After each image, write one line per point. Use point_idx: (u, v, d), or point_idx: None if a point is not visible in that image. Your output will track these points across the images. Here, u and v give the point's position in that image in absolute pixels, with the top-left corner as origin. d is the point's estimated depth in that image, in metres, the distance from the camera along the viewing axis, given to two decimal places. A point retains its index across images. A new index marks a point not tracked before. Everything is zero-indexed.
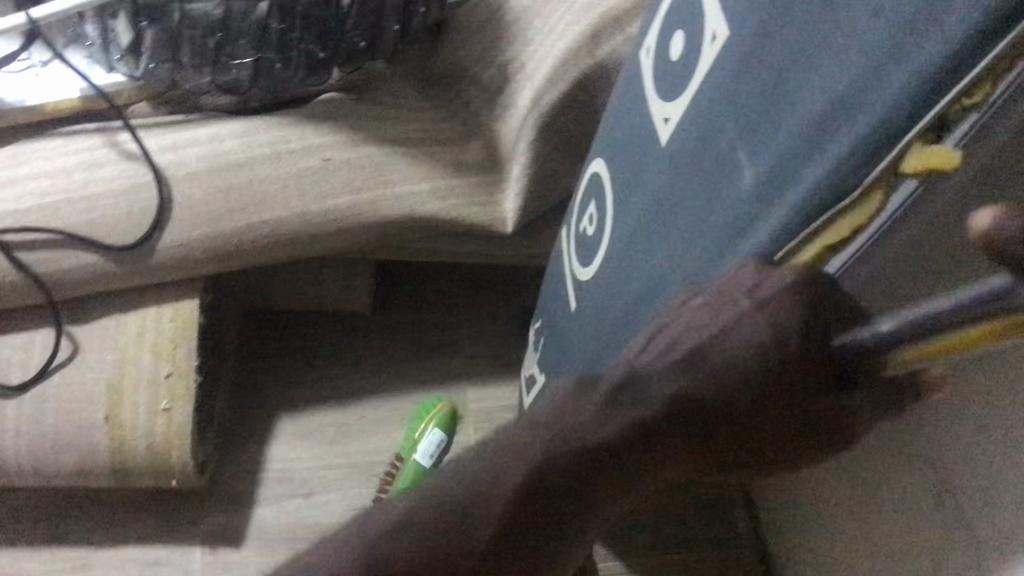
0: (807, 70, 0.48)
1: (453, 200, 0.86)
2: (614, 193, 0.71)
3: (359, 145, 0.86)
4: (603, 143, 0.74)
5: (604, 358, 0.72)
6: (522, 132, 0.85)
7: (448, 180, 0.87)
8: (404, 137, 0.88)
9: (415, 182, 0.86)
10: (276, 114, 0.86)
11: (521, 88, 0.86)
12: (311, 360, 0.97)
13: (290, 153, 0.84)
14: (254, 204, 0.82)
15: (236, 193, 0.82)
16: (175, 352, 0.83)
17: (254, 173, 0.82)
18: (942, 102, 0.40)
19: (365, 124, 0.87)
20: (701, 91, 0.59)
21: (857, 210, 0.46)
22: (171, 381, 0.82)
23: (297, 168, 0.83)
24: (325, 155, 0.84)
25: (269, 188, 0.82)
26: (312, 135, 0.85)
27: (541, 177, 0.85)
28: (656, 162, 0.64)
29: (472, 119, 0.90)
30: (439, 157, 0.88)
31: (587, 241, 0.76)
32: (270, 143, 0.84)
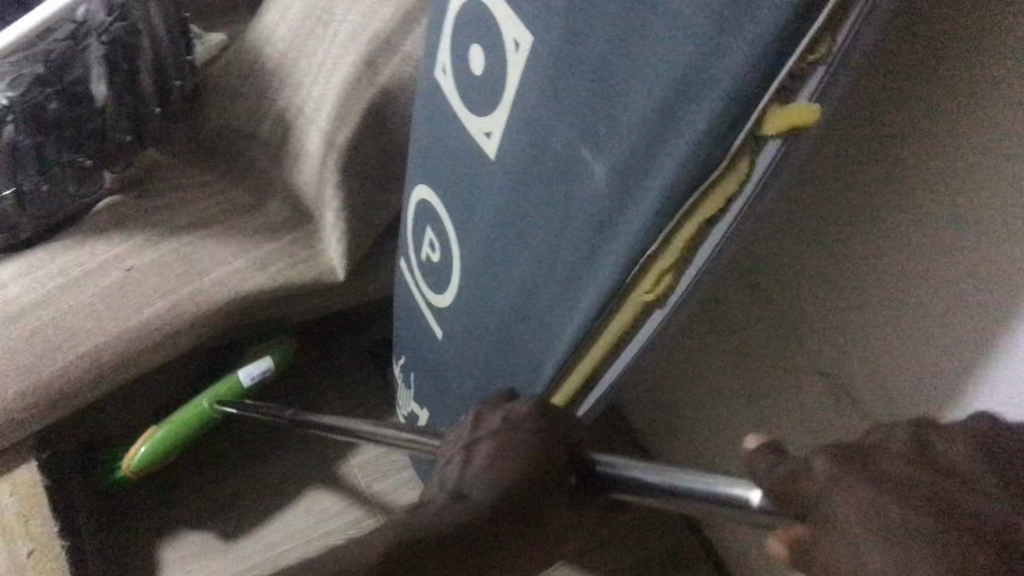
0: (635, 59, 0.48)
1: (275, 267, 0.81)
2: (451, 216, 0.69)
3: (157, 244, 0.79)
4: (422, 170, 0.72)
5: (493, 379, 0.71)
6: (323, 177, 0.80)
7: (263, 251, 0.82)
8: (201, 221, 0.82)
9: (231, 261, 0.80)
10: (56, 240, 0.78)
11: (306, 133, 0.82)
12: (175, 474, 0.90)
13: (86, 275, 0.76)
14: (66, 341, 0.73)
15: (41, 336, 0.73)
16: (27, 527, 0.74)
17: (54, 308, 0.74)
18: (788, 64, 0.41)
19: (157, 220, 0.81)
20: (518, 98, 0.58)
21: (726, 183, 0.47)
22: (35, 557, 0.73)
23: (100, 287, 0.76)
24: (125, 264, 0.77)
25: (75, 320, 0.74)
26: (104, 249, 0.78)
27: (358, 217, 0.82)
28: (492, 177, 0.63)
29: (265, 181, 0.86)
30: (245, 230, 0.83)
31: (436, 269, 0.74)
32: (61, 272, 0.76)
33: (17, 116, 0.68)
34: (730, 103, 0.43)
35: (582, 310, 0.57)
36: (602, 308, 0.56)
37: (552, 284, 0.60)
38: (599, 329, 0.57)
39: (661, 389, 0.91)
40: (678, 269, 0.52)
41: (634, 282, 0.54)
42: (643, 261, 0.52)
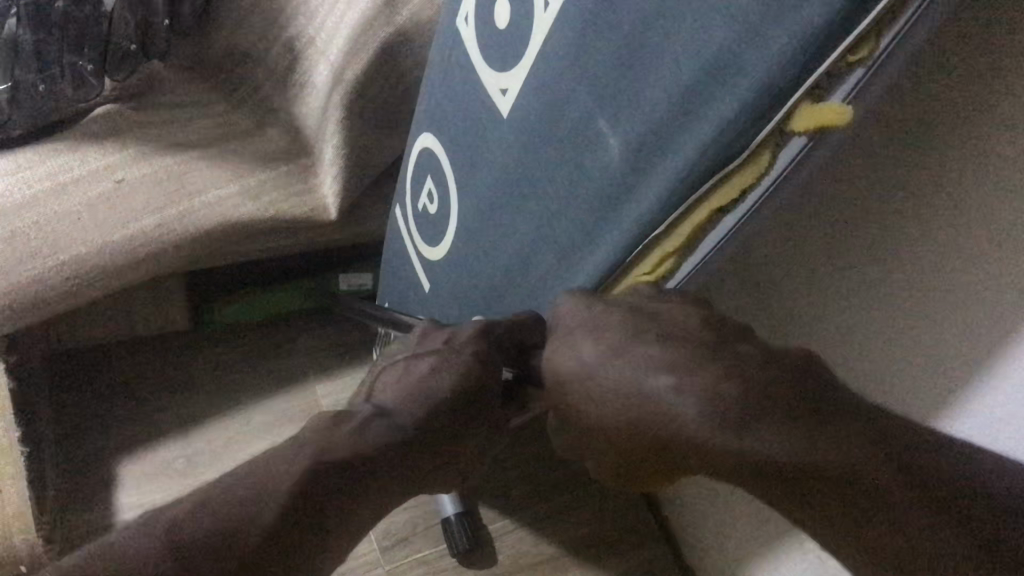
0: (667, 35, 0.47)
1: (267, 197, 0.79)
2: (453, 168, 0.68)
3: (150, 158, 0.78)
4: (429, 118, 0.71)
5: None
6: (327, 113, 0.79)
7: (258, 179, 0.80)
8: (197, 141, 0.80)
9: (222, 186, 0.78)
10: (47, 142, 0.77)
11: (315, 65, 0.80)
12: (140, 392, 0.88)
13: (74, 182, 0.75)
14: (47, 246, 0.72)
15: (22, 239, 0.71)
16: None
17: (40, 212, 0.73)
18: (830, 60, 0.40)
19: (151, 134, 0.80)
20: (538, 58, 0.57)
21: (740, 177, 0.46)
22: None
23: (87, 196, 0.75)
24: (116, 176, 0.76)
25: (59, 225, 0.73)
26: (95, 156, 0.77)
27: (357, 157, 0.80)
28: (500, 133, 0.62)
29: (266, 108, 0.84)
30: (242, 154, 0.81)
31: (430, 220, 0.73)
32: (48, 176, 0.74)
33: (21, 9, 0.67)
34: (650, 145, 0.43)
35: (578, 280, 0.57)
36: (600, 280, 0.55)
37: (549, 250, 0.59)
38: None
39: None
40: (682, 252, 0.51)
41: (636, 260, 0.53)
42: (647, 240, 0.52)
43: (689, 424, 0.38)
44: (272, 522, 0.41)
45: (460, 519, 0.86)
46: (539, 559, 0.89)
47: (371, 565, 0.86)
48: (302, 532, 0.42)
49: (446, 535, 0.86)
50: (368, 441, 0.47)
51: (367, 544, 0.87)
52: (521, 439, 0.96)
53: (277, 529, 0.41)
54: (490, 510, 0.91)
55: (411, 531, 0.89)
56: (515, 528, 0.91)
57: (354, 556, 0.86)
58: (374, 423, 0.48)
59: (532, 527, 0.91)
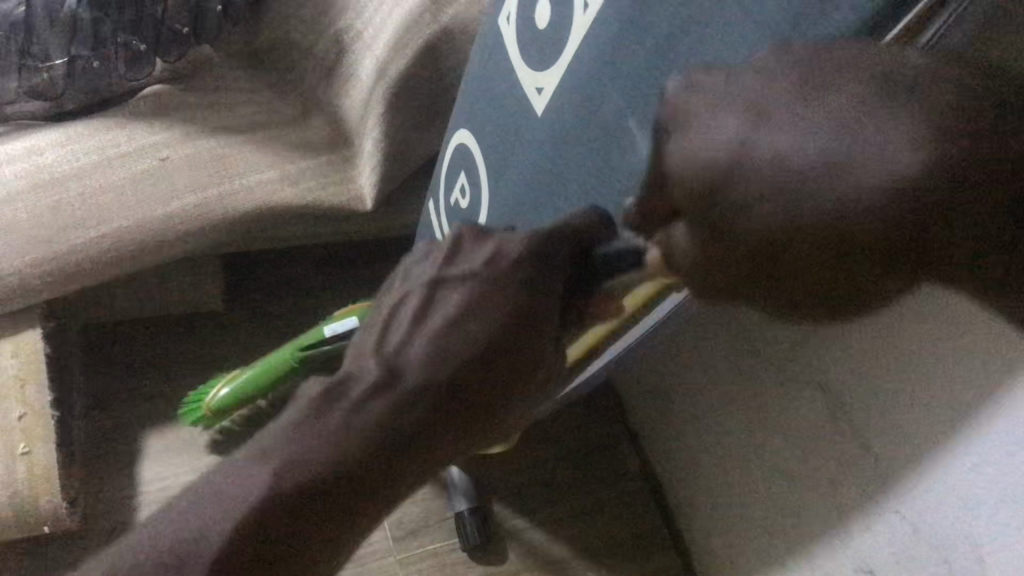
0: None
1: (306, 184, 0.81)
2: (487, 164, 0.70)
3: (195, 138, 0.80)
4: (467, 114, 0.72)
5: None
6: (370, 105, 0.81)
7: (298, 165, 0.82)
8: (242, 124, 0.83)
9: (262, 170, 0.80)
10: (98, 117, 0.79)
11: (361, 57, 0.82)
12: (171, 367, 0.90)
13: (121, 157, 0.77)
14: (91, 218, 0.74)
15: (67, 208, 0.74)
16: (25, 391, 0.76)
17: (86, 184, 0.75)
18: None
19: (199, 114, 0.82)
20: (575, 58, 0.58)
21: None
22: (26, 422, 0.75)
23: (133, 170, 0.77)
24: (161, 154, 0.78)
25: (104, 198, 0.75)
26: (143, 133, 0.79)
27: (396, 150, 0.82)
28: (534, 131, 0.63)
29: (311, 97, 0.86)
30: (284, 140, 0.83)
31: (462, 214, 0.74)
32: (97, 149, 0.77)
33: None
34: (870, 32, 0.34)
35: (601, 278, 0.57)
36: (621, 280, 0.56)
37: None
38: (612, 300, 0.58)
39: (652, 373, 0.91)
40: None
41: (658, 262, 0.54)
42: None
43: (857, 168, 0.36)
44: (261, 512, 0.46)
45: (473, 514, 0.87)
46: (549, 559, 0.90)
47: (383, 552, 0.88)
48: (289, 532, 0.46)
49: (459, 529, 0.88)
50: (356, 436, 0.48)
51: (382, 532, 0.89)
52: (542, 437, 0.96)
53: (264, 524, 0.46)
54: (504, 508, 0.92)
55: (425, 522, 0.90)
56: (528, 527, 0.91)
57: (367, 542, 0.88)
58: (344, 406, 0.50)
59: (545, 527, 0.91)
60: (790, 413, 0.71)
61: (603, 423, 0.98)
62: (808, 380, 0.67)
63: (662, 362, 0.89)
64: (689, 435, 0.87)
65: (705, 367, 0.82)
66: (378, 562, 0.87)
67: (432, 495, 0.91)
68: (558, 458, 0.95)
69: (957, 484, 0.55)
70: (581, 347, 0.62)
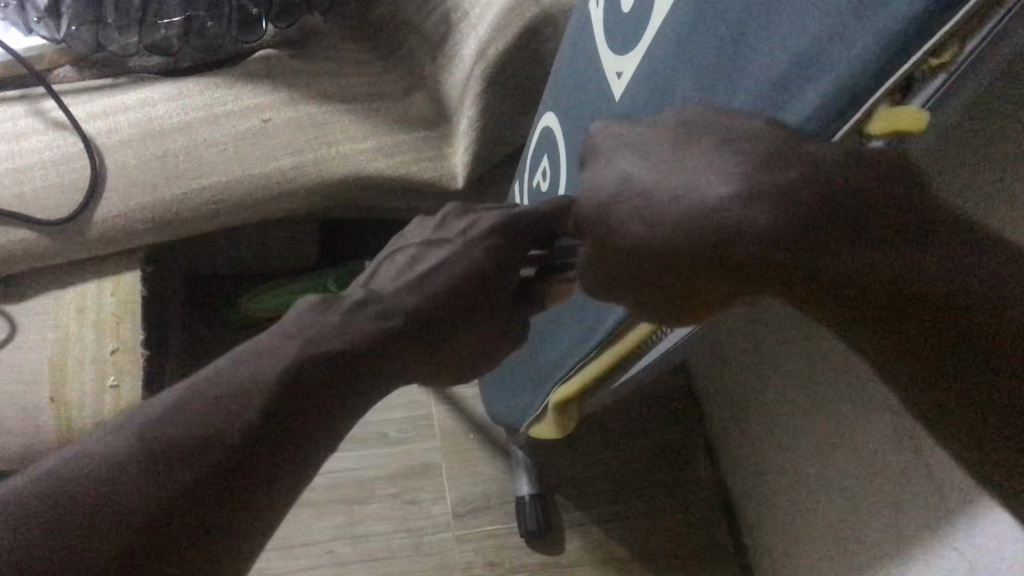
0: (764, 28, 0.46)
1: (399, 157, 0.83)
2: (568, 149, 0.69)
3: (297, 103, 0.83)
4: (555, 97, 0.72)
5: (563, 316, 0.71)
6: (468, 85, 0.81)
7: (393, 137, 0.83)
8: (344, 94, 0.85)
9: (359, 140, 0.82)
10: (210, 76, 0.83)
11: (464, 37, 0.83)
12: (262, 322, 0.94)
13: (226, 115, 0.81)
14: (192, 170, 0.78)
15: (171, 159, 0.78)
16: (119, 326, 0.80)
17: (191, 137, 0.79)
18: (912, 62, 0.38)
19: (305, 81, 0.85)
20: (653, 45, 0.57)
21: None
22: (116, 356, 0.80)
23: (234, 130, 0.80)
24: (264, 116, 0.81)
25: (205, 153, 0.79)
26: (249, 95, 0.82)
27: (489, 131, 0.83)
28: (611, 117, 0.62)
29: (415, 73, 0.88)
30: (383, 113, 0.85)
31: (541, 198, 0.74)
32: (204, 106, 0.81)
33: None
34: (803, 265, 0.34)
35: None
36: None
37: None
38: None
39: (733, 380, 0.89)
40: None
41: None
42: None
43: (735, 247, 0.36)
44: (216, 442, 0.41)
45: (533, 501, 0.87)
46: (608, 556, 0.89)
47: (442, 527, 0.88)
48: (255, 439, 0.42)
49: (519, 514, 0.87)
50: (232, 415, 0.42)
51: (443, 507, 0.89)
52: (614, 432, 0.95)
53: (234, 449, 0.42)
54: (567, 500, 0.91)
55: (487, 503, 0.90)
56: (588, 522, 0.90)
57: (427, 515, 0.88)
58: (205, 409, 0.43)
59: (606, 523, 0.90)
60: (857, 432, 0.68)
61: (678, 425, 0.97)
62: (877, 400, 0.64)
63: (741, 369, 0.86)
64: (763, 446, 0.84)
65: (781, 376, 0.78)
66: (436, 536, 0.88)
67: (495, 475, 0.91)
68: (628, 455, 0.94)
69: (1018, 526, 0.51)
70: (627, 342, 0.61)
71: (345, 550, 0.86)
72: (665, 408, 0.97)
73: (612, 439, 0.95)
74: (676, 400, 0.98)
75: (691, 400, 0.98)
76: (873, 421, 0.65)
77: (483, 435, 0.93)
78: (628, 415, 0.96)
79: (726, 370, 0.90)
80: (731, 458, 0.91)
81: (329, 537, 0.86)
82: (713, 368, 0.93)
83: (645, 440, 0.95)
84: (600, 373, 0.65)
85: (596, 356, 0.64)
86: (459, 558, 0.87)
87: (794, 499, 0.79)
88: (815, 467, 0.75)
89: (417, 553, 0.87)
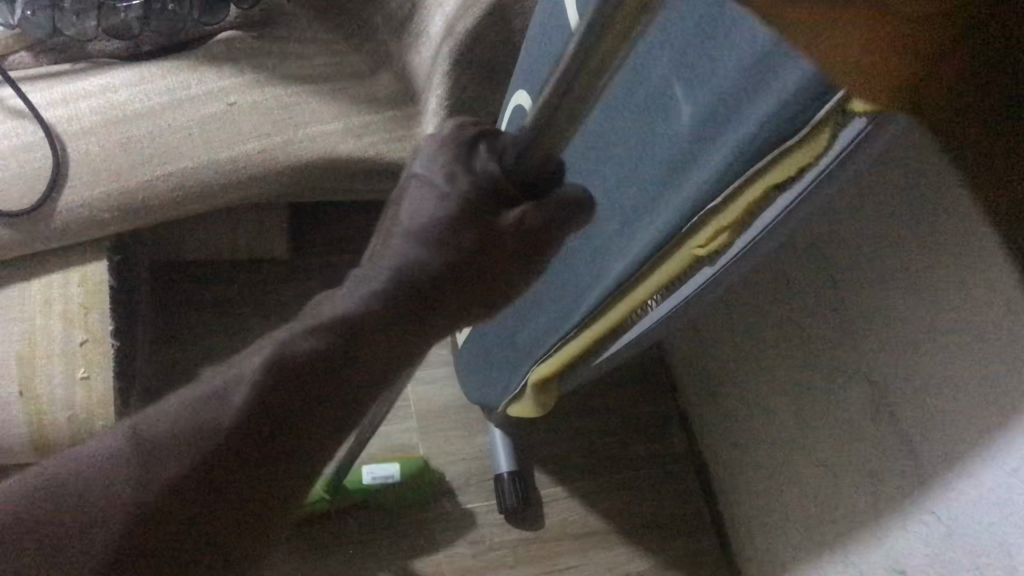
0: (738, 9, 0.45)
1: (369, 138, 0.82)
2: (541, 127, 0.69)
3: (263, 86, 0.82)
4: (526, 74, 0.72)
5: (540, 295, 0.71)
6: (436, 63, 0.81)
7: (362, 118, 0.83)
8: (309, 76, 0.84)
9: (327, 122, 0.81)
10: (171, 61, 0.82)
11: (430, 15, 0.82)
12: (231, 308, 0.93)
13: (191, 99, 0.80)
14: (157, 155, 0.77)
15: (136, 145, 0.77)
16: (88, 318, 0.79)
17: (155, 123, 0.78)
18: None
19: (269, 64, 0.84)
20: None
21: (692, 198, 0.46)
22: (87, 348, 0.78)
23: (199, 114, 0.79)
24: (228, 99, 0.80)
25: (169, 138, 0.78)
26: (213, 79, 0.81)
27: (458, 110, 0.82)
28: (585, 94, 0.62)
29: (381, 53, 0.87)
30: (351, 94, 0.84)
31: None
32: (168, 91, 0.80)
33: None
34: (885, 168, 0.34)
35: (634, 249, 0.57)
36: (651, 252, 0.55)
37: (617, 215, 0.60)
38: (644, 270, 0.56)
39: (706, 352, 0.90)
40: (736, 229, 0.49)
41: (689, 232, 0.52)
42: (699, 215, 0.50)
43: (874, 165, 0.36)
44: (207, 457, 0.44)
45: (512, 477, 0.87)
46: (585, 529, 0.90)
47: (422, 507, 0.88)
48: (271, 394, 0.45)
49: (498, 491, 0.88)
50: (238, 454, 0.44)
51: None
52: (590, 407, 0.95)
53: (265, 401, 0.45)
54: (545, 476, 0.92)
55: (465, 482, 0.90)
56: (566, 497, 0.91)
57: None
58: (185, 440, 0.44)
59: (584, 497, 0.91)
60: (830, 401, 0.69)
61: (652, 396, 0.98)
62: (852, 371, 0.65)
63: (714, 341, 0.87)
64: (739, 416, 0.85)
65: (756, 347, 0.79)
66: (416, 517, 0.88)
67: (473, 453, 0.92)
68: (604, 429, 0.95)
69: (993, 489, 0.52)
70: (612, 317, 0.61)
71: (326, 534, 0.86)
72: (639, 380, 0.98)
73: (587, 413, 0.95)
74: (650, 372, 0.99)
75: (664, 373, 0.99)
76: (847, 389, 0.66)
77: (459, 413, 0.94)
78: (602, 388, 0.97)
79: (699, 343, 0.91)
80: (707, 429, 0.92)
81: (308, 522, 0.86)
82: (685, 341, 0.94)
83: (619, 413, 0.96)
84: (581, 350, 0.66)
85: (580, 331, 0.65)
86: (441, 537, 0.87)
87: (769, 468, 0.81)
88: (790, 436, 0.76)
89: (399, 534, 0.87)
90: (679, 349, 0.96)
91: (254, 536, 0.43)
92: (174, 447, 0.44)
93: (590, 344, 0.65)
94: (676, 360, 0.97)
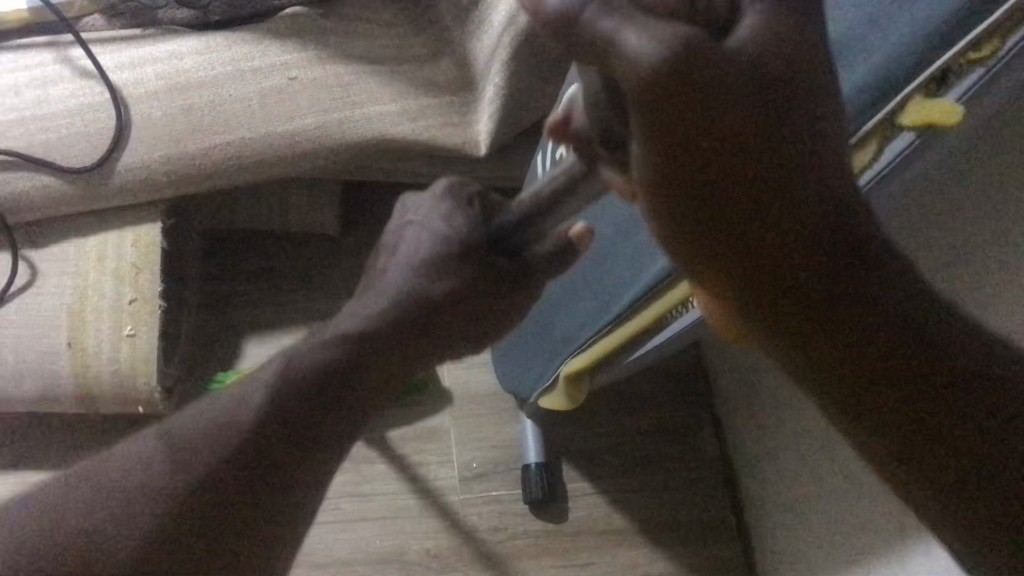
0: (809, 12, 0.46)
1: (424, 122, 0.83)
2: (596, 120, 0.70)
3: (325, 62, 0.82)
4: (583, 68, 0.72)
5: (577, 291, 0.71)
6: (497, 51, 0.81)
7: (419, 101, 0.83)
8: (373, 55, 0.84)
9: (384, 103, 0.82)
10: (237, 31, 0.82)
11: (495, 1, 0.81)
12: (278, 277, 0.95)
13: (253, 71, 0.81)
14: (217, 124, 0.79)
15: (197, 112, 0.79)
16: (138, 277, 0.81)
17: (216, 92, 0.79)
18: (952, 53, 0.41)
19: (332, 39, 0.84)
20: None
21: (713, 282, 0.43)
22: (135, 306, 0.80)
23: (261, 86, 0.80)
24: (289, 74, 0.81)
25: (229, 107, 0.79)
26: (276, 51, 0.82)
27: (515, 100, 0.82)
28: None
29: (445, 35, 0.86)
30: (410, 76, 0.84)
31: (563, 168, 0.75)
32: (231, 61, 0.81)
33: None
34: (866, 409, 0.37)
35: None
36: None
37: None
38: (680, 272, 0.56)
39: (744, 360, 0.89)
40: None
41: None
42: None
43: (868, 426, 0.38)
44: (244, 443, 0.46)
45: (540, 468, 0.88)
46: (609, 526, 0.90)
47: (448, 489, 0.89)
48: (304, 392, 0.48)
49: (525, 481, 0.88)
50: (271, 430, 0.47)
51: (448, 471, 0.90)
52: (624, 405, 0.95)
53: (285, 400, 0.48)
54: (572, 469, 0.92)
55: (494, 468, 0.91)
56: (593, 492, 0.91)
57: (433, 477, 0.90)
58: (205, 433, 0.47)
59: (610, 495, 0.91)
60: None
61: (688, 399, 0.97)
62: None
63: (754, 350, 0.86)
64: (773, 427, 0.84)
65: None
66: (441, 498, 0.89)
67: (503, 441, 0.92)
68: (637, 428, 0.94)
69: None
70: (645, 318, 0.61)
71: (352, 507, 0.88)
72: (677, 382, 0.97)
73: (620, 411, 0.95)
74: (688, 374, 0.98)
75: (702, 376, 0.98)
76: None
77: (494, 400, 0.94)
78: (638, 387, 0.96)
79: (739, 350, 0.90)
80: (740, 438, 0.91)
81: (336, 495, 0.88)
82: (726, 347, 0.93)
83: (653, 414, 0.95)
84: (611, 347, 0.66)
85: (611, 328, 0.65)
86: (464, 520, 0.88)
87: (796, 482, 0.80)
88: (820, 452, 0.76)
89: (422, 514, 0.88)
90: (720, 354, 0.95)
91: (311, 485, 0.47)
92: (215, 433, 0.47)
93: (621, 343, 0.65)
94: (715, 365, 0.96)
